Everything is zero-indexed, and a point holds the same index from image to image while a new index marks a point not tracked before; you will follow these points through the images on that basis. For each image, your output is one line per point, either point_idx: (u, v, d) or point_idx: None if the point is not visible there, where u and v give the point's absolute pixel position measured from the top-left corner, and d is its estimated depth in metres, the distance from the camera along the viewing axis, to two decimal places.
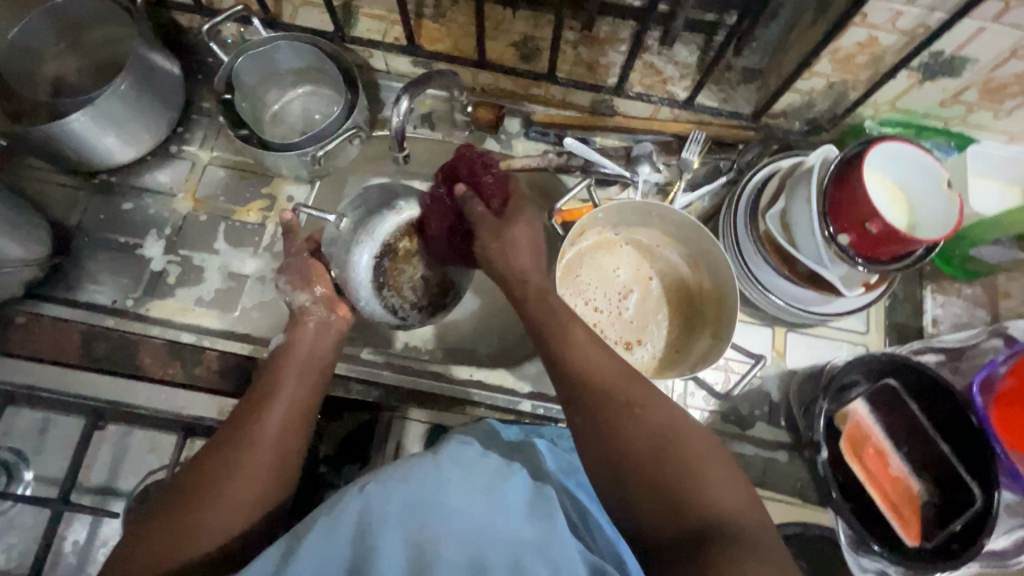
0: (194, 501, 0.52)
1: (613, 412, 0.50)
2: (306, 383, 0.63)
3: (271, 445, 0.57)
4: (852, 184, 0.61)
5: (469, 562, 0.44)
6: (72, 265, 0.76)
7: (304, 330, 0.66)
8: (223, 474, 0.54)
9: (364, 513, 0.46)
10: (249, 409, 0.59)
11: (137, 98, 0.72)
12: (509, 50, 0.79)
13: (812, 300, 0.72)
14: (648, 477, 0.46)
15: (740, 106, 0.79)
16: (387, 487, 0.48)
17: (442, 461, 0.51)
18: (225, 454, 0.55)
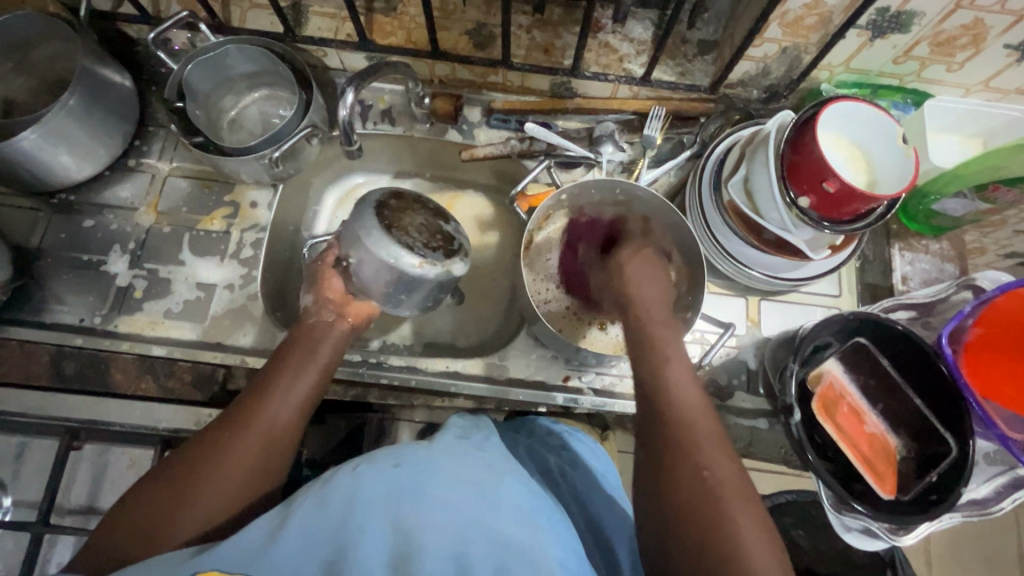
0: (179, 486, 0.50)
1: (667, 393, 0.52)
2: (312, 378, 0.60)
3: (263, 437, 0.54)
4: (808, 147, 0.62)
5: (455, 560, 0.43)
6: (36, 287, 0.75)
7: (311, 331, 0.63)
8: (210, 462, 0.52)
9: (353, 489, 0.47)
10: (248, 398, 0.56)
11: (87, 112, 0.71)
12: (462, 38, 0.78)
13: (781, 266, 0.72)
14: (675, 452, 0.48)
15: (697, 79, 0.79)
16: (378, 471, 0.48)
17: (436, 452, 0.52)
18: (216, 446, 0.53)
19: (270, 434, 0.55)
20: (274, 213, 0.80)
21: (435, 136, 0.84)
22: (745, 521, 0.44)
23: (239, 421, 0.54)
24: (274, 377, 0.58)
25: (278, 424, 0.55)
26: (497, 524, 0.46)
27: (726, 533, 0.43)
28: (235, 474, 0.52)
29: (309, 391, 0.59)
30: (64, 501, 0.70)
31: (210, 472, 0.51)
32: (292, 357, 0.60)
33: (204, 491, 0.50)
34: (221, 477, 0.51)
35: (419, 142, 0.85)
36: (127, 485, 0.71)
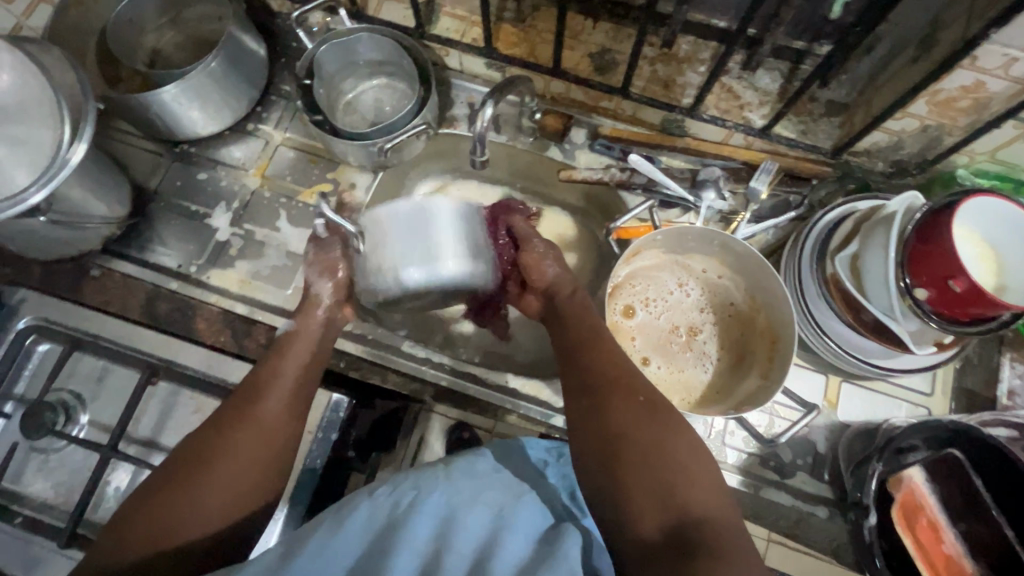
0: (184, 482, 0.52)
1: (610, 357, 0.58)
2: (306, 369, 0.64)
3: (259, 427, 0.57)
4: (937, 237, 0.57)
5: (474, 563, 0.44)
6: (145, 226, 0.80)
7: (312, 320, 0.68)
8: (211, 459, 0.54)
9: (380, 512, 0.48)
10: (243, 395, 0.60)
11: (224, 75, 0.75)
12: (584, 60, 0.78)
13: (876, 352, 0.68)
14: (620, 397, 0.53)
15: (819, 140, 0.76)
16: (397, 494, 0.50)
17: (453, 474, 0.53)
18: (226, 437, 0.56)
19: (267, 425, 0.58)
20: (369, 197, 0.83)
21: (537, 150, 0.84)
22: (672, 447, 0.49)
23: (235, 419, 0.57)
24: (271, 369, 0.62)
25: (276, 411, 0.59)
26: (513, 547, 0.46)
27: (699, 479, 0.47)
28: (237, 469, 0.54)
29: (299, 377, 0.63)
30: (132, 431, 0.73)
31: (210, 468, 0.53)
32: (285, 348, 0.65)
33: (204, 490, 0.52)
34: (224, 473, 0.53)
35: (518, 154, 0.85)
36: (189, 429, 0.73)
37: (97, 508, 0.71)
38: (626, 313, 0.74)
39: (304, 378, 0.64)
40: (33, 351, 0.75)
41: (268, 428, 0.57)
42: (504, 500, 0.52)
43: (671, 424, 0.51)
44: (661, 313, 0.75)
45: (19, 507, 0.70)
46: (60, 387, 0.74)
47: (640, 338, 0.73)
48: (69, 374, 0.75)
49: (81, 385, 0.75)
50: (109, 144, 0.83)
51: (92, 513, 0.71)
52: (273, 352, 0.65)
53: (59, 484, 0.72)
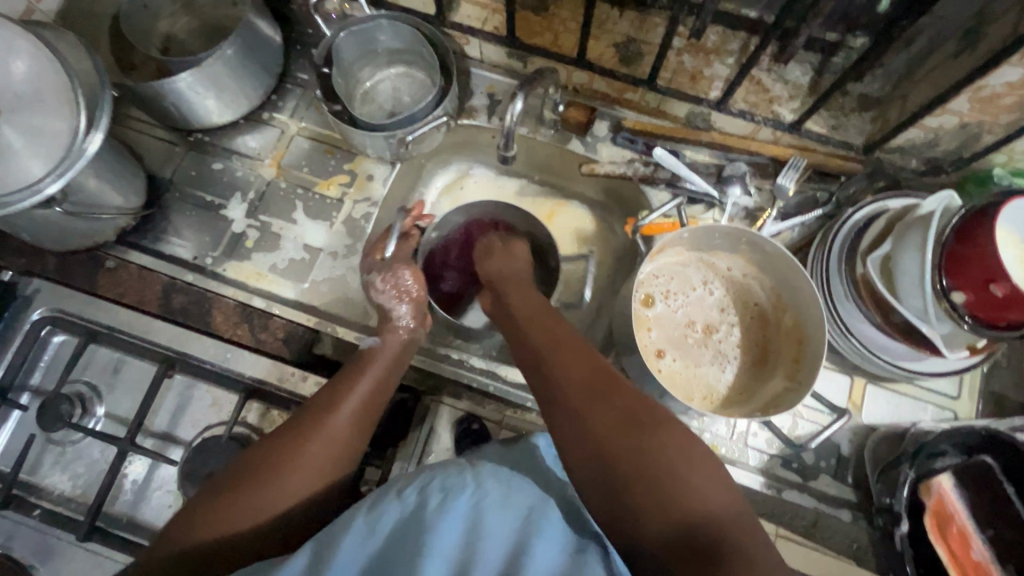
0: (256, 481, 0.52)
1: (574, 361, 0.56)
2: (378, 385, 0.63)
3: (330, 444, 0.56)
4: (980, 239, 0.56)
5: (506, 570, 0.43)
6: (159, 216, 0.79)
7: (393, 339, 0.68)
8: (279, 469, 0.53)
9: (404, 518, 0.47)
10: (318, 405, 0.59)
11: (239, 62, 0.73)
12: (609, 51, 0.75)
13: (904, 354, 0.67)
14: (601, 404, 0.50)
15: (850, 136, 0.74)
16: (427, 500, 0.48)
17: (480, 477, 0.50)
18: (300, 441, 0.56)
19: (337, 442, 0.57)
20: (387, 189, 0.81)
21: (558, 142, 0.82)
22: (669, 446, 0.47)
23: (312, 424, 0.57)
24: (346, 383, 0.62)
25: (346, 429, 0.58)
26: (547, 553, 0.45)
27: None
28: (304, 483, 0.54)
29: (372, 394, 0.62)
30: (149, 424, 0.73)
31: (278, 480, 0.53)
32: (365, 363, 0.65)
33: (275, 495, 0.52)
34: (291, 486, 0.53)
35: (538, 147, 0.83)
36: (206, 423, 0.73)
37: (115, 501, 0.70)
38: (645, 302, 0.72)
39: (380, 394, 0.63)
40: (49, 342, 0.74)
41: (339, 445, 0.57)
42: (532, 503, 0.49)
43: (706, 505, 0.43)
44: (680, 307, 0.73)
45: (37, 499, 0.70)
46: (76, 379, 0.74)
47: (657, 328, 0.72)
48: (85, 366, 0.74)
49: (97, 377, 0.74)
50: (123, 132, 0.82)
51: (109, 506, 0.70)
52: (351, 363, 0.65)
53: (77, 476, 0.71)
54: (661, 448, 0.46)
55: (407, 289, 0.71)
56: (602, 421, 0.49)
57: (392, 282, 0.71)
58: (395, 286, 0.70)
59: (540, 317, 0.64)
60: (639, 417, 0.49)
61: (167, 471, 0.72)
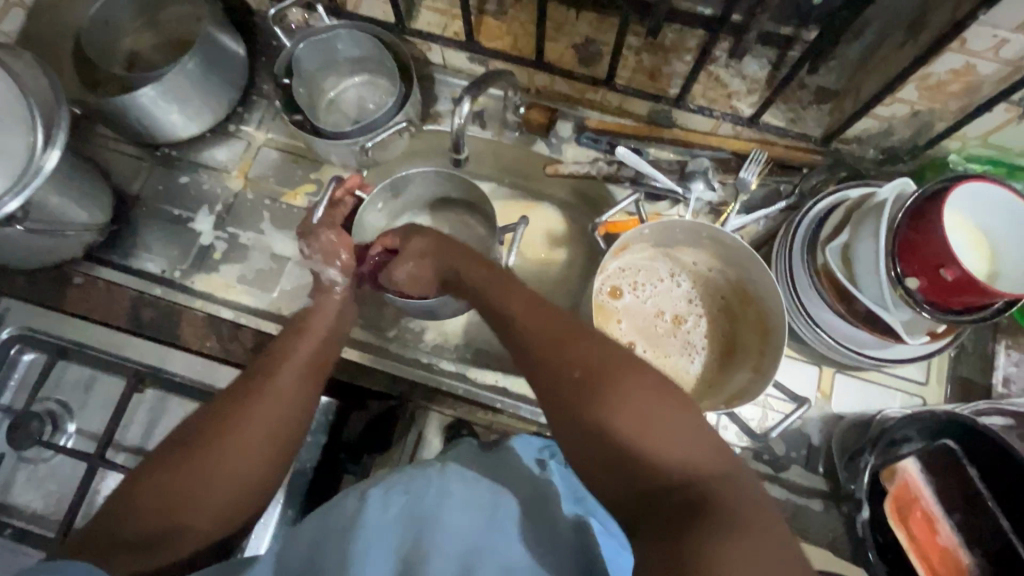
0: (203, 445, 0.53)
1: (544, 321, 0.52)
2: (321, 345, 0.66)
3: (275, 402, 0.58)
4: (929, 224, 0.56)
5: (459, 565, 0.44)
6: (128, 231, 0.79)
7: (330, 300, 0.69)
8: (228, 428, 0.55)
9: (359, 517, 0.48)
10: (260, 367, 0.61)
11: (201, 75, 0.74)
12: (568, 52, 0.77)
13: (868, 342, 0.67)
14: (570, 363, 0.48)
15: (808, 128, 0.75)
16: (387, 496, 0.49)
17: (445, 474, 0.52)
18: (246, 401, 0.57)
19: (284, 399, 0.59)
20: None
21: (523, 145, 0.83)
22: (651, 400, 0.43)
23: (256, 385, 0.59)
24: (287, 344, 0.64)
25: (290, 387, 0.60)
26: (504, 551, 0.46)
27: (734, 524, 0.37)
28: (253, 440, 0.55)
29: (314, 353, 0.64)
30: (121, 438, 0.72)
31: (228, 438, 0.54)
32: (302, 325, 0.66)
33: (224, 454, 0.53)
34: (241, 441, 0.54)
35: (505, 150, 0.84)
36: None
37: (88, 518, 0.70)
38: (612, 294, 0.73)
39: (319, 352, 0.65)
40: (19, 361, 0.74)
41: (286, 401, 0.59)
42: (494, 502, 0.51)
43: (674, 457, 0.41)
44: (649, 297, 0.74)
45: (9, 518, 0.70)
46: (47, 397, 0.73)
47: (627, 320, 0.72)
48: (56, 383, 0.74)
49: (68, 394, 0.74)
50: (89, 148, 0.82)
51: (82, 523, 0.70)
52: (288, 327, 0.67)
53: (49, 494, 0.71)
54: (631, 398, 0.44)
55: (335, 253, 0.70)
56: (564, 373, 0.47)
57: (318, 247, 0.70)
58: (316, 248, 0.70)
59: (489, 267, 0.62)
60: (608, 370, 0.46)
61: None
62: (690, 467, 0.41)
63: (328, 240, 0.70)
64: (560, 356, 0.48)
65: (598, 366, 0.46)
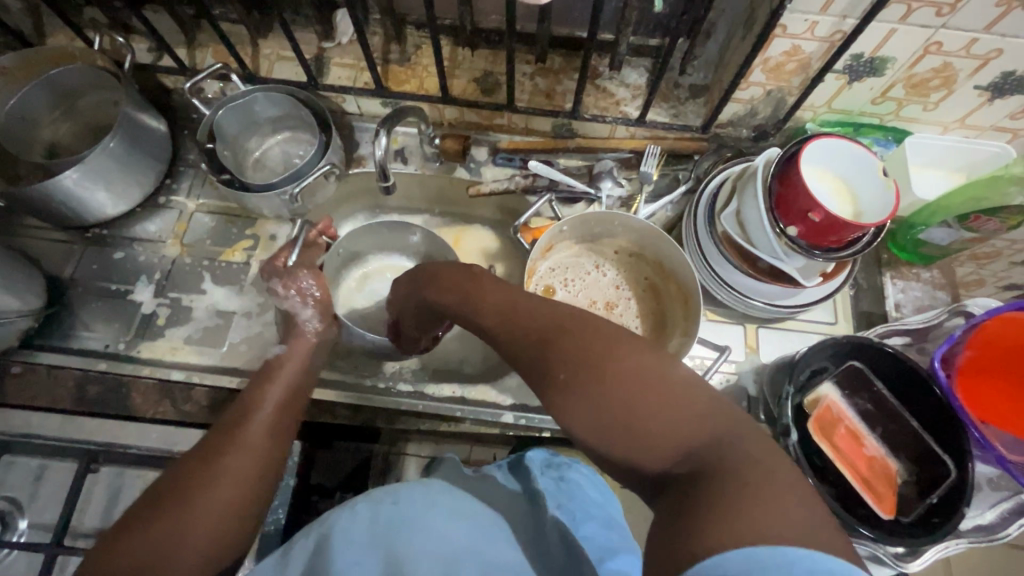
0: (169, 503, 0.50)
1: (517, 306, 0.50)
2: (291, 393, 0.64)
3: (249, 452, 0.56)
4: (793, 179, 0.66)
5: (442, 565, 0.46)
6: (65, 313, 0.79)
7: (303, 345, 0.70)
8: (200, 486, 0.52)
9: (345, 523, 0.51)
10: (227, 423, 0.59)
11: (124, 152, 0.77)
12: (470, 85, 0.85)
13: (777, 294, 0.75)
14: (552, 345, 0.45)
15: (690, 119, 0.84)
16: (374, 505, 0.52)
17: (430, 487, 0.56)
18: (211, 457, 0.54)
19: (256, 452, 0.56)
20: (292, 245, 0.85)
21: (444, 173, 0.89)
22: (645, 383, 0.40)
23: (225, 438, 0.56)
24: (255, 396, 0.62)
25: (263, 434, 0.58)
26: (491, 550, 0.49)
27: (734, 498, 0.33)
28: (229, 490, 0.52)
29: (285, 401, 0.63)
30: (79, 523, 0.70)
31: (198, 495, 0.51)
32: (271, 374, 0.65)
33: (193, 512, 0.50)
34: (210, 497, 0.51)
35: (429, 180, 0.90)
36: None
37: None
38: (546, 292, 0.78)
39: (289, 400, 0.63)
40: None
41: (256, 453, 0.56)
42: (477, 511, 0.54)
43: (681, 435, 0.38)
44: (579, 291, 0.80)
45: None
46: None
47: None
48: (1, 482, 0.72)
49: (16, 488, 0.71)
50: (17, 240, 0.82)
51: None
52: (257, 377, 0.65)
53: None
54: (635, 377, 0.40)
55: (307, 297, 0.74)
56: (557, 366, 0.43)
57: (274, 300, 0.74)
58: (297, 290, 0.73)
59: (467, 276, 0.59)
60: (594, 351, 0.42)
61: None
62: (683, 444, 0.38)
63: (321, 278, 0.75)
64: (565, 357, 0.43)
65: (588, 348, 0.43)
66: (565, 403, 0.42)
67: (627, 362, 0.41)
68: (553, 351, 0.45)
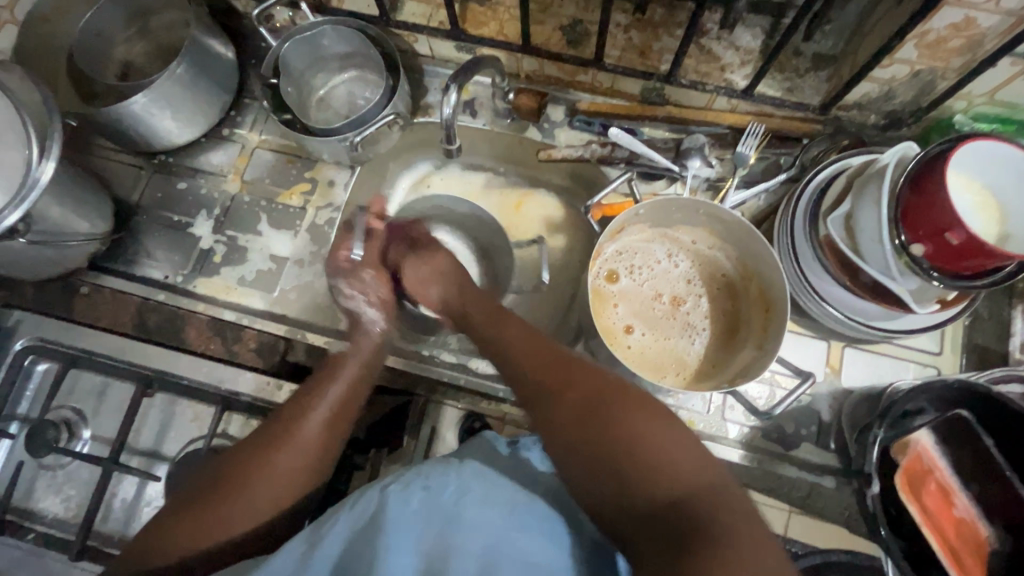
0: (222, 492, 0.53)
1: (529, 344, 0.59)
2: (353, 387, 0.63)
3: (301, 453, 0.55)
4: (933, 186, 0.54)
5: (479, 565, 0.42)
6: (131, 239, 0.80)
7: (367, 340, 0.68)
8: (251, 479, 0.53)
9: (379, 506, 0.47)
10: (285, 415, 0.58)
11: (192, 80, 0.74)
12: (555, 34, 0.75)
13: (876, 314, 0.65)
14: (556, 385, 0.53)
15: (807, 96, 0.72)
16: (403, 492, 0.47)
17: (462, 469, 0.50)
18: (264, 453, 0.55)
19: (311, 450, 0.56)
20: (349, 193, 0.82)
21: (515, 132, 0.82)
22: (644, 432, 0.46)
23: (281, 433, 0.56)
24: (315, 389, 0.61)
25: (319, 434, 0.57)
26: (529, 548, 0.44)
27: (722, 534, 0.39)
28: (277, 486, 0.54)
29: (345, 397, 0.61)
30: (134, 442, 0.74)
31: (247, 488, 0.53)
32: (334, 368, 0.63)
33: (242, 504, 0.52)
34: (261, 493, 0.53)
35: (498, 137, 0.83)
36: (189, 437, 0.74)
37: (106, 520, 0.72)
38: (609, 278, 0.72)
39: (348, 394, 0.62)
40: (32, 372, 0.75)
41: (309, 453, 0.56)
42: (515, 495, 0.49)
43: (666, 478, 0.43)
44: (646, 281, 0.72)
45: (31, 523, 0.71)
46: (61, 406, 0.75)
47: (623, 304, 0.71)
48: (68, 391, 0.76)
49: (81, 402, 0.75)
50: (90, 160, 0.83)
51: (101, 524, 0.71)
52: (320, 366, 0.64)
53: (69, 498, 0.73)
54: (632, 437, 0.46)
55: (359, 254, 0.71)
56: (561, 401, 0.51)
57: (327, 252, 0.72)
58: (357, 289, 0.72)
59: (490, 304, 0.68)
60: (593, 402, 0.50)
61: (155, 488, 0.73)
62: (673, 490, 0.43)
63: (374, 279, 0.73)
64: (564, 395, 0.51)
65: (589, 388, 0.51)
66: (566, 437, 0.49)
67: (627, 413, 0.48)
68: (556, 387, 0.53)
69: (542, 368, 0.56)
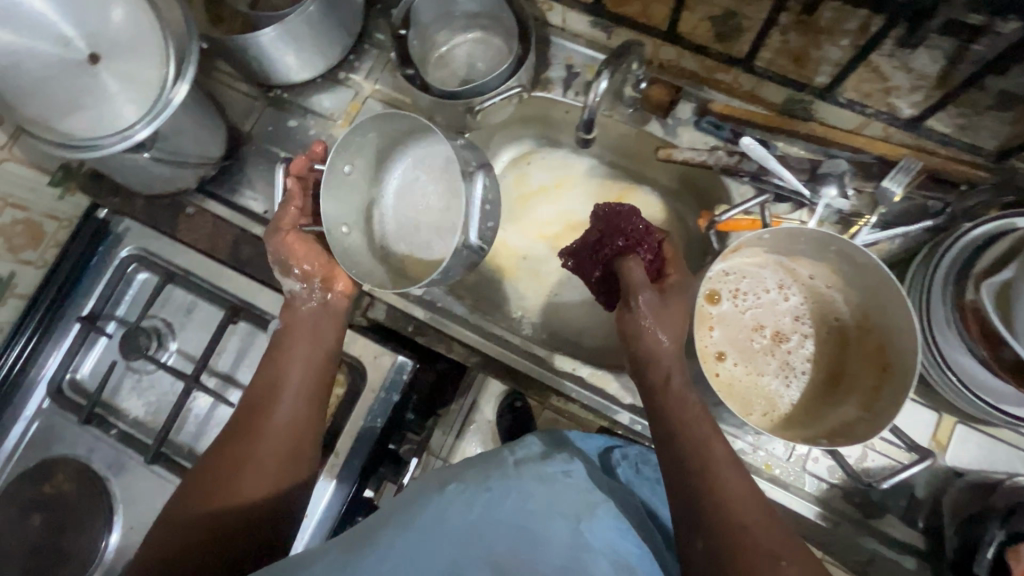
0: (212, 488, 0.53)
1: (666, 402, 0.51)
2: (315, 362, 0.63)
3: (277, 437, 0.57)
4: None
5: None
6: (238, 168, 0.82)
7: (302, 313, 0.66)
8: (235, 472, 0.54)
9: (439, 505, 0.42)
10: (252, 408, 0.59)
11: (321, 20, 0.73)
12: (702, 24, 0.67)
13: (1010, 397, 0.57)
14: (671, 456, 0.47)
15: (982, 139, 0.64)
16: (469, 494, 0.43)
17: (523, 477, 0.46)
18: (241, 445, 0.56)
19: (285, 432, 0.57)
20: None
21: (636, 124, 0.76)
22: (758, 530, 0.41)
23: (253, 422, 0.57)
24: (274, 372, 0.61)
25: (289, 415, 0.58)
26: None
27: None
28: (266, 470, 0.55)
29: (309, 375, 0.61)
30: (214, 363, 0.76)
31: (235, 479, 0.53)
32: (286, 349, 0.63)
33: (235, 495, 0.53)
34: (250, 481, 0.54)
35: (614, 126, 0.78)
36: None
37: (180, 431, 0.75)
38: (710, 299, 0.67)
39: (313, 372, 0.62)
40: (133, 278, 0.79)
41: (284, 435, 0.57)
42: (579, 510, 0.44)
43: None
44: (748, 309, 0.68)
45: (115, 419, 0.76)
46: (154, 315, 0.78)
47: (720, 328, 0.67)
48: (162, 303, 0.78)
49: (171, 315, 0.78)
50: (210, 83, 0.85)
51: (175, 433, 0.75)
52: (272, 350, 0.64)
53: (150, 403, 0.77)
54: (745, 537, 0.40)
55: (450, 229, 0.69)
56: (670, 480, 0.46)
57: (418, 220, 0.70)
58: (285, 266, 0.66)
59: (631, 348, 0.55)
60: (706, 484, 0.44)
61: (224, 411, 0.75)
62: None
63: (286, 244, 0.67)
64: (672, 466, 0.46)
65: (699, 464, 0.45)
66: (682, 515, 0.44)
67: (739, 507, 0.42)
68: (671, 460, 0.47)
69: (688, 435, 0.48)
